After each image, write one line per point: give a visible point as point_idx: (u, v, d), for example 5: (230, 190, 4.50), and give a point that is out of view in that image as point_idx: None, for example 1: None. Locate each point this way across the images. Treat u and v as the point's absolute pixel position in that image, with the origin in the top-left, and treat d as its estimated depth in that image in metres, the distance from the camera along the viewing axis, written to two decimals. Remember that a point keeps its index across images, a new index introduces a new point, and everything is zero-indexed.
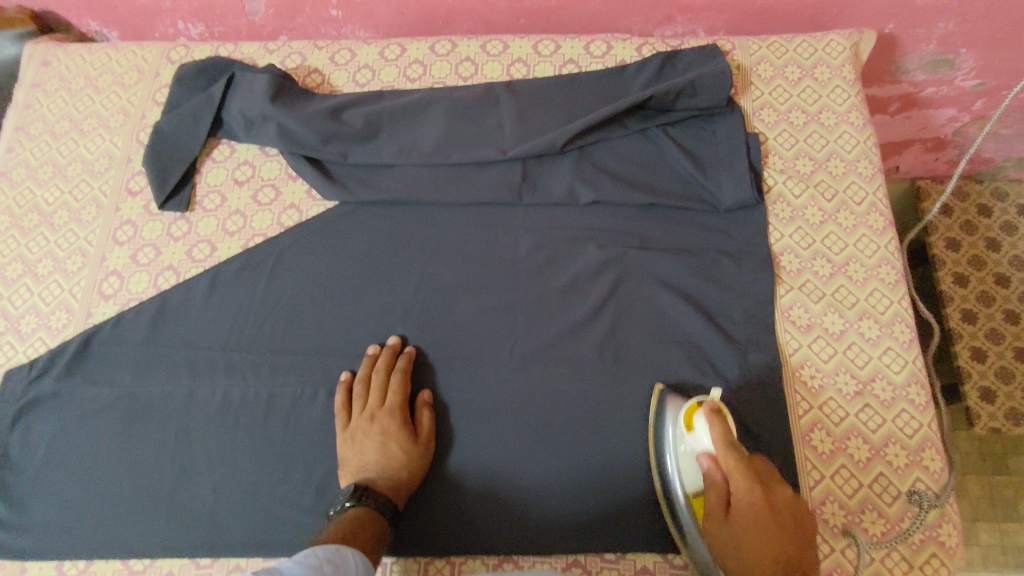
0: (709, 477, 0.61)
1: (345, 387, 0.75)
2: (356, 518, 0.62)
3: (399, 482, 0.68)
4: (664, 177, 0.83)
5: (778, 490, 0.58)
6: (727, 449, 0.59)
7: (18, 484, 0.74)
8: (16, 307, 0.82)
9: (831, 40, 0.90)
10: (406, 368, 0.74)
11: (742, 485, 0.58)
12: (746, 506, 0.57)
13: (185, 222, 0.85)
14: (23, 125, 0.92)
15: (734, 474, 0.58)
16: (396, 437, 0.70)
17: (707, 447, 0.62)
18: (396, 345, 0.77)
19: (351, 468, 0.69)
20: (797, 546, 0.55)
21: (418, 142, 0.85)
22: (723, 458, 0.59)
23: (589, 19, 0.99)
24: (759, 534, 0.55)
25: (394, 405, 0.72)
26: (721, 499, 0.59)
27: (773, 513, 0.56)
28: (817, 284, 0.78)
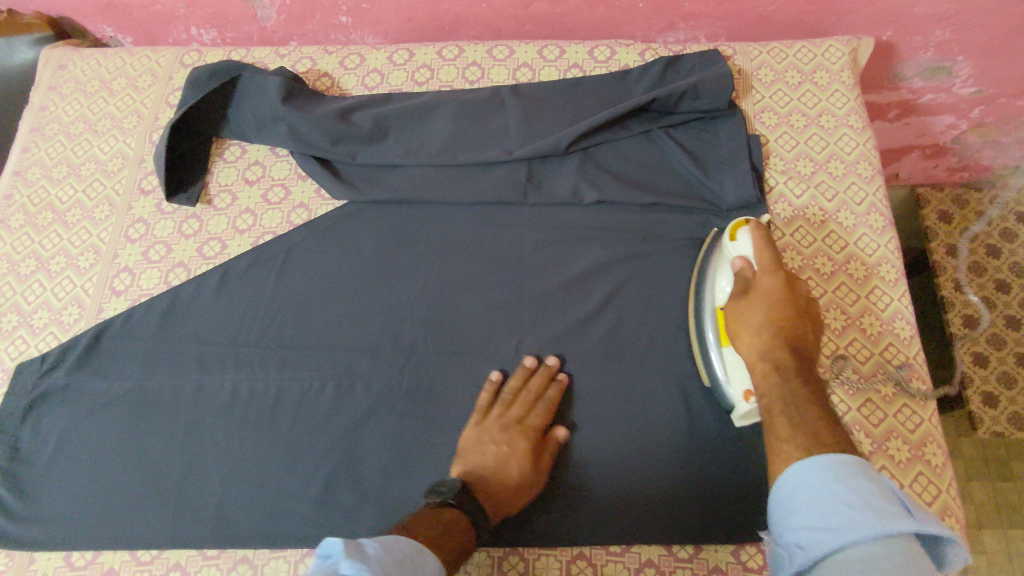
0: (739, 274, 0.69)
1: (493, 388, 0.74)
2: (451, 519, 0.61)
3: (502, 500, 0.67)
4: (667, 178, 0.85)
5: (801, 287, 0.67)
6: (767, 248, 0.68)
7: (28, 476, 0.75)
8: (29, 302, 0.83)
9: (830, 46, 0.92)
10: (557, 399, 0.73)
11: (771, 278, 0.66)
12: (766, 289, 0.66)
13: (196, 220, 0.87)
14: (38, 126, 0.94)
15: (766, 270, 0.67)
16: (522, 456, 0.69)
17: (746, 253, 0.70)
18: (554, 365, 0.75)
19: (465, 464, 0.69)
20: (802, 330, 0.63)
21: (425, 143, 0.87)
22: (761, 255, 0.68)
23: (593, 26, 1.01)
24: (774, 308, 0.64)
25: (534, 427, 0.71)
26: (745, 283, 0.68)
27: (791, 287, 0.66)
28: (818, 282, 0.79)
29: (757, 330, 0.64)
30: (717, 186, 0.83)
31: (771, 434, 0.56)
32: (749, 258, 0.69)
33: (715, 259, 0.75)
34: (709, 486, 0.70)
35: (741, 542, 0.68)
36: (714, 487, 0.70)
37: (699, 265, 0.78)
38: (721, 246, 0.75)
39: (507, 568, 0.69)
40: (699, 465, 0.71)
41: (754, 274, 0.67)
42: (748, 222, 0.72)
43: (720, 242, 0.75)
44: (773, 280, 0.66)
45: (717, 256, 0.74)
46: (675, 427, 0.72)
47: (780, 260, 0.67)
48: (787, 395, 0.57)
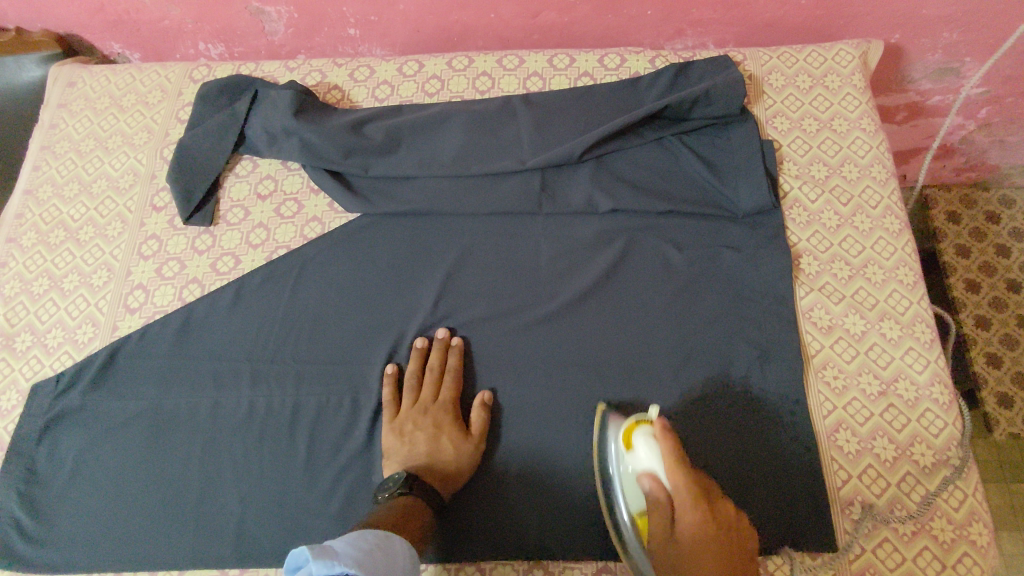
0: (651, 497, 0.59)
1: (393, 380, 0.76)
2: (405, 509, 0.64)
3: (447, 475, 0.70)
4: (682, 185, 0.85)
5: (718, 502, 0.60)
6: (677, 467, 0.59)
7: (46, 497, 0.74)
8: (42, 321, 0.82)
9: (840, 50, 0.91)
10: (458, 364, 0.76)
11: (691, 517, 0.57)
12: (687, 535, 0.57)
13: (209, 235, 0.86)
14: (48, 144, 0.93)
15: (683, 501, 0.58)
16: (448, 432, 0.72)
17: (651, 468, 0.61)
18: (445, 337, 0.78)
19: (396, 461, 0.71)
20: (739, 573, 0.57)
21: (437, 155, 0.87)
22: (675, 477, 0.58)
23: (602, 34, 1.01)
24: (709, 552, 0.57)
25: (446, 401, 0.74)
26: (664, 531, 0.59)
27: (719, 531, 0.58)
28: (835, 286, 0.79)
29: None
30: (731, 193, 0.83)
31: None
32: (657, 477, 0.60)
33: (613, 454, 0.67)
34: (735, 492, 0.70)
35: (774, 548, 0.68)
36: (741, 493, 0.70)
37: (597, 429, 0.72)
38: (616, 442, 0.67)
39: None
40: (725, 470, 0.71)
41: (665, 491, 0.59)
42: (644, 425, 0.65)
43: (615, 443, 0.67)
44: (694, 518, 0.57)
45: (615, 452, 0.67)
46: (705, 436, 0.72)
47: (694, 482, 0.58)
48: None
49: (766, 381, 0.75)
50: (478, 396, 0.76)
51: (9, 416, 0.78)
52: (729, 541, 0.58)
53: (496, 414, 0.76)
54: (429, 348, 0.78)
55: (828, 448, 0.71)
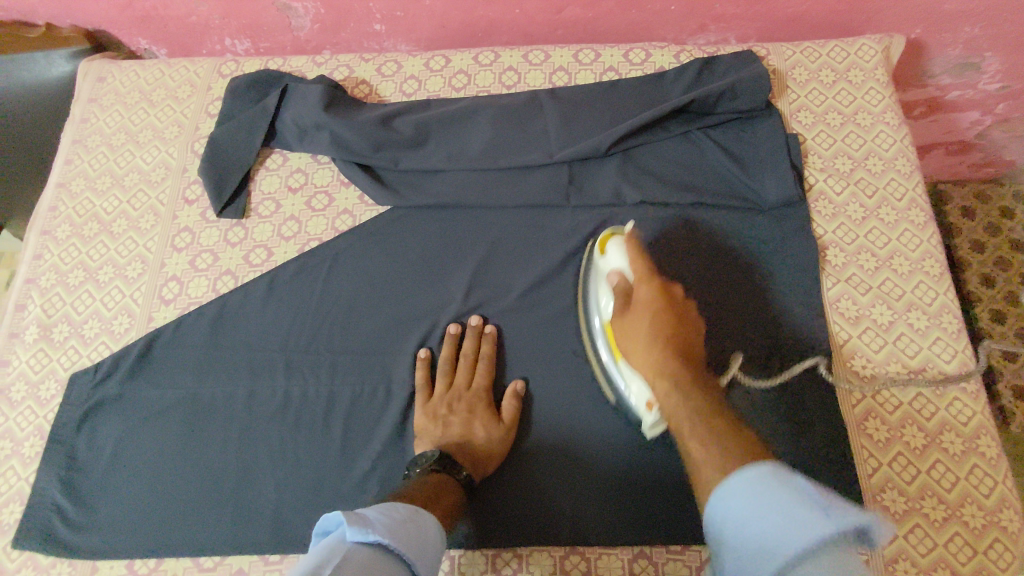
0: (617, 285, 0.70)
1: (426, 363, 0.78)
2: (439, 481, 0.65)
3: (478, 459, 0.72)
4: (708, 178, 0.86)
5: (674, 290, 0.69)
6: (638, 260, 0.71)
7: (86, 485, 0.76)
8: (79, 312, 0.84)
9: (863, 45, 0.92)
10: (492, 352, 0.78)
11: (645, 290, 0.68)
12: (642, 297, 0.68)
13: (242, 228, 0.87)
14: (80, 138, 0.94)
15: (642, 281, 0.69)
16: (481, 417, 0.74)
17: (619, 266, 0.71)
18: (478, 324, 0.80)
19: (429, 440, 0.73)
20: (688, 339, 0.64)
21: (466, 148, 0.88)
22: (636, 267, 0.70)
23: (625, 29, 1.02)
24: (656, 318, 0.65)
25: (480, 387, 0.76)
26: (624, 298, 0.69)
27: (672, 308, 0.67)
28: (862, 277, 0.80)
29: (648, 348, 0.64)
30: (758, 185, 0.84)
31: (689, 464, 0.52)
32: (624, 274, 0.71)
33: (591, 272, 0.78)
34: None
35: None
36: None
37: (581, 286, 0.80)
38: (591, 272, 0.77)
39: (570, 567, 0.70)
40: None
41: (630, 288, 0.69)
42: (617, 236, 0.75)
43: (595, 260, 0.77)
44: (649, 288, 0.68)
45: (594, 276, 0.76)
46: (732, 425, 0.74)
47: (652, 271, 0.70)
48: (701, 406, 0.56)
49: (795, 370, 0.76)
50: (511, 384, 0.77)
51: (48, 405, 0.79)
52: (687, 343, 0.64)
53: (529, 403, 0.77)
54: (463, 335, 0.80)
55: (857, 436, 0.73)
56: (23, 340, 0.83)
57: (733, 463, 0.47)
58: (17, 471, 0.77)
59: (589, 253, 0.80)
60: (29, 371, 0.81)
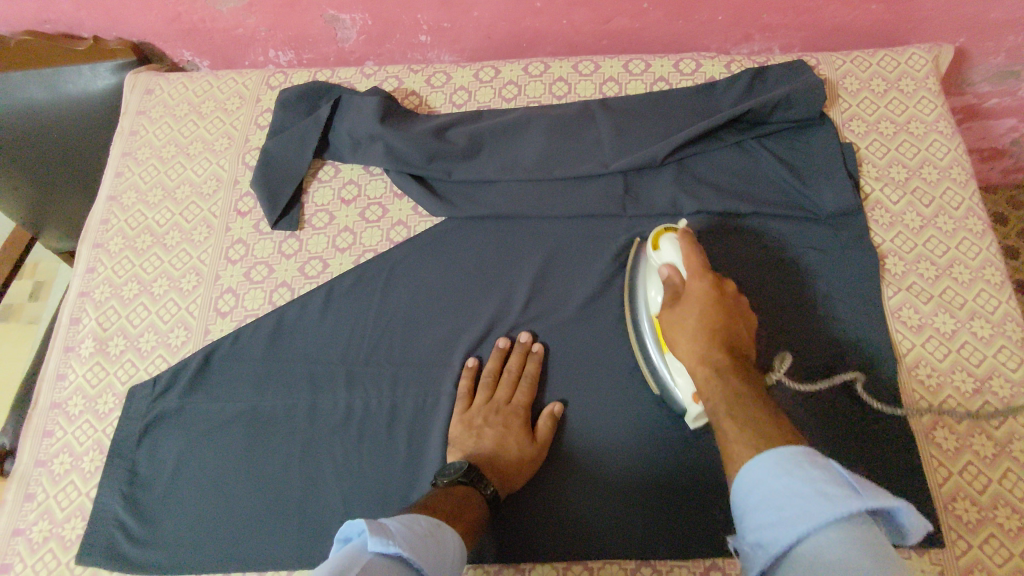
0: (669, 280, 0.69)
1: (471, 374, 0.78)
2: (465, 496, 0.64)
3: (506, 474, 0.70)
4: (764, 188, 0.86)
5: (727, 287, 0.67)
6: (692, 253, 0.68)
7: (148, 500, 0.75)
8: (135, 325, 0.83)
9: (912, 54, 0.93)
10: (537, 372, 0.77)
11: (698, 279, 0.66)
12: (693, 291, 0.65)
13: (296, 239, 0.87)
14: (130, 151, 0.95)
15: (695, 273, 0.66)
16: (516, 435, 0.73)
17: (672, 260, 0.69)
18: (527, 342, 0.79)
19: (462, 450, 0.73)
20: (739, 343, 0.62)
21: (519, 159, 0.88)
22: (688, 261, 0.68)
23: (670, 40, 1.02)
24: (705, 310, 0.63)
25: (519, 404, 0.75)
26: (676, 291, 0.68)
27: (722, 301, 0.64)
28: (923, 286, 0.80)
29: (692, 338, 0.63)
30: (814, 194, 0.84)
31: (721, 440, 0.55)
32: (674, 266, 0.69)
33: (642, 271, 0.76)
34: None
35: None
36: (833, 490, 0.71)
37: (631, 270, 0.79)
38: (648, 259, 0.75)
39: None
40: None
41: (680, 278, 0.68)
42: (670, 232, 0.73)
43: (646, 255, 0.76)
44: (701, 284, 0.65)
45: (645, 269, 0.75)
46: (791, 433, 0.73)
47: (705, 264, 0.67)
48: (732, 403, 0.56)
49: (861, 378, 0.75)
50: (550, 405, 0.76)
51: (107, 419, 0.79)
52: (733, 321, 0.63)
53: (563, 424, 0.76)
54: (510, 350, 0.80)
55: (926, 445, 0.72)
56: (80, 354, 0.82)
57: (770, 441, 0.50)
58: (77, 486, 0.76)
59: (641, 245, 0.80)
60: (86, 385, 0.81)
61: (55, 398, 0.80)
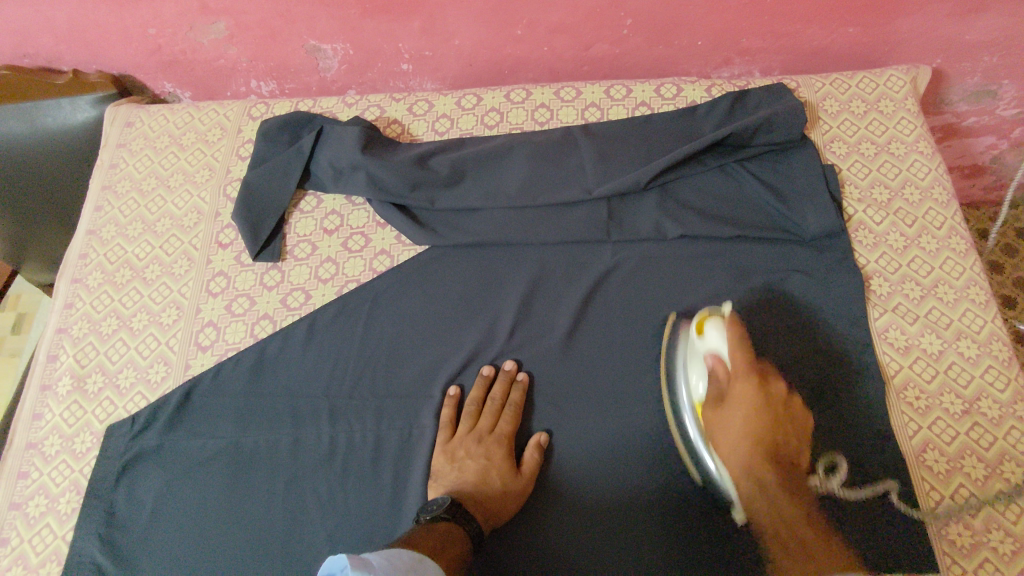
0: (713, 371, 0.71)
1: (454, 403, 0.77)
2: (447, 530, 0.63)
3: (490, 508, 0.69)
4: (747, 211, 0.86)
5: (772, 382, 0.70)
6: (739, 351, 0.70)
7: (126, 542, 0.73)
8: (113, 361, 0.82)
9: (890, 76, 0.94)
10: (521, 400, 0.76)
11: (749, 389, 0.69)
12: (741, 395, 0.69)
13: (278, 270, 0.86)
14: (110, 184, 0.94)
15: (742, 380, 0.69)
16: (499, 466, 0.72)
17: (717, 348, 0.71)
18: (511, 370, 0.78)
19: (445, 482, 0.72)
20: (790, 460, 0.66)
21: (503, 186, 0.87)
22: (734, 357, 0.70)
23: (650, 65, 1.03)
24: (758, 417, 0.67)
25: (503, 434, 0.74)
26: (721, 393, 0.70)
27: (773, 411, 0.68)
28: (908, 306, 0.80)
29: (736, 445, 0.67)
30: (798, 217, 0.84)
31: None
32: (721, 358, 0.71)
33: (682, 352, 0.75)
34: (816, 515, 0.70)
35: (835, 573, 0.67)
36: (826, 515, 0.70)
37: (665, 354, 0.77)
38: (685, 345, 0.75)
39: None
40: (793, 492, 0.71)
41: (729, 371, 0.70)
42: (713, 316, 0.74)
43: (683, 337, 0.76)
44: (745, 386, 0.69)
45: (685, 356, 0.74)
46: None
47: (750, 361, 0.70)
48: (781, 514, 0.62)
49: (850, 401, 0.75)
50: (535, 435, 0.75)
51: (84, 459, 0.77)
52: (780, 453, 0.66)
53: (549, 453, 0.75)
54: (494, 378, 0.79)
55: (917, 468, 0.71)
56: (56, 392, 0.81)
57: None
58: (52, 529, 0.74)
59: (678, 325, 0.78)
60: (62, 424, 0.79)
61: (30, 438, 0.79)
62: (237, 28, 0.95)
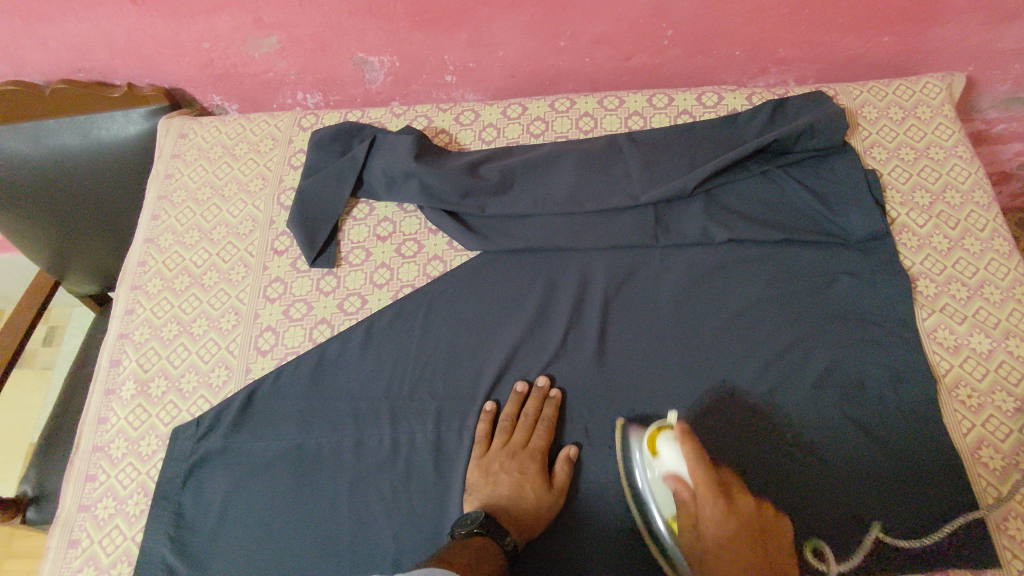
0: (679, 498, 0.63)
1: (489, 418, 0.78)
2: (482, 546, 0.64)
3: (522, 522, 0.70)
4: (792, 215, 0.87)
5: (740, 501, 0.62)
6: (698, 460, 0.63)
7: (195, 541, 0.74)
8: (175, 365, 0.84)
9: (926, 83, 0.96)
10: (554, 415, 0.77)
11: (714, 515, 0.60)
12: (713, 530, 0.59)
13: (334, 277, 0.88)
14: (166, 194, 0.97)
15: (704, 509, 0.61)
16: (533, 480, 0.73)
17: (674, 467, 0.66)
18: (544, 387, 0.79)
19: (479, 494, 0.73)
20: (767, 549, 0.58)
21: (552, 192, 0.89)
22: (694, 477, 0.62)
23: (688, 74, 1.05)
24: (728, 542, 0.58)
25: (537, 448, 0.75)
26: (689, 517, 0.62)
27: (742, 518, 0.60)
28: (956, 307, 0.81)
29: (715, 560, 0.58)
30: (843, 220, 0.85)
31: None
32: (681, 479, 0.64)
33: (644, 468, 0.71)
34: (859, 516, 0.71)
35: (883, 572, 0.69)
36: (851, 529, 0.70)
37: (625, 469, 0.75)
38: (642, 452, 0.72)
39: None
40: (819, 504, 0.72)
41: (693, 496, 0.62)
42: (667, 431, 0.69)
43: (642, 444, 0.72)
44: (716, 510, 0.60)
45: (642, 460, 0.72)
46: (816, 455, 0.74)
47: (710, 476, 0.62)
48: None
49: (901, 399, 0.76)
50: (565, 448, 0.76)
51: (151, 461, 0.78)
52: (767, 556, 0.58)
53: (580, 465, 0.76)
54: (527, 395, 0.79)
55: (973, 465, 0.72)
56: (121, 396, 0.82)
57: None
58: (121, 530, 0.75)
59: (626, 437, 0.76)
60: (128, 427, 0.81)
61: (97, 441, 0.80)
62: (289, 42, 0.98)
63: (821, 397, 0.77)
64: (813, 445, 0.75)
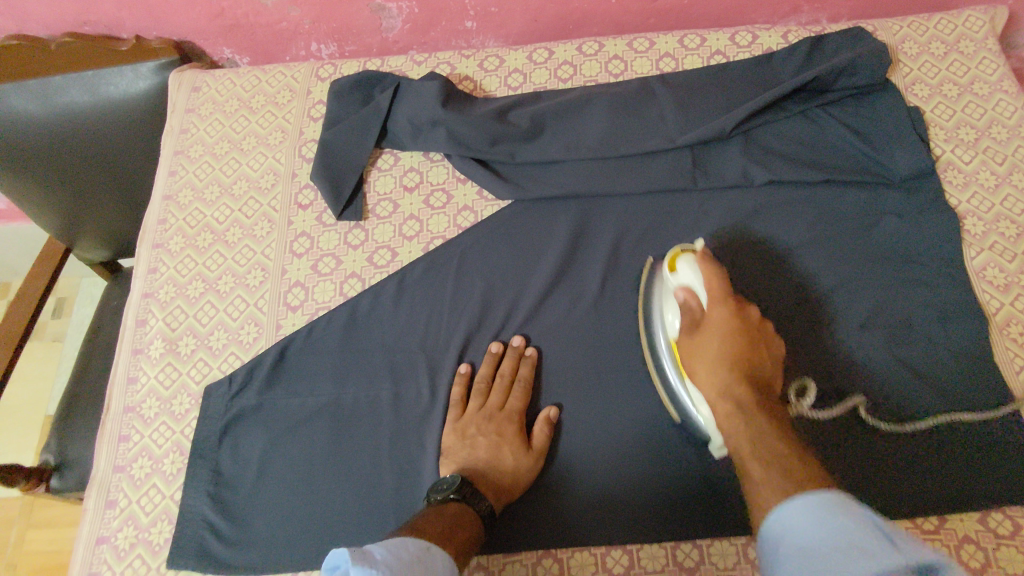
0: (686, 305, 0.68)
1: (464, 381, 0.76)
2: (458, 512, 0.62)
3: (501, 487, 0.68)
4: (833, 155, 0.85)
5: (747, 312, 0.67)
6: (713, 276, 0.67)
7: (236, 499, 0.73)
8: (203, 324, 0.82)
9: (968, 16, 0.92)
10: (530, 376, 0.75)
11: (721, 309, 0.66)
12: (715, 318, 0.65)
13: (362, 230, 0.86)
14: (182, 149, 0.93)
15: (715, 300, 0.66)
16: (511, 442, 0.71)
17: (689, 282, 0.69)
18: (520, 345, 0.77)
19: (457, 460, 0.71)
20: (756, 361, 0.63)
21: (584, 137, 0.86)
22: (708, 283, 0.67)
23: (718, 15, 1.01)
24: (727, 340, 0.64)
25: (514, 410, 0.73)
26: (694, 319, 0.67)
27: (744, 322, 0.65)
28: (1005, 244, 0.79)
29: (713, 367, 0.63)
30: (887, 158, 0.83)
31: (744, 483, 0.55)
32: (693, 292, 0.68)
33: (659, 292, 0.74)
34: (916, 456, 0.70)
35: (946, 509, 0.67)
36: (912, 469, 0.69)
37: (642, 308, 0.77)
38: (660, 296, 0.74)
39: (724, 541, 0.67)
40: (853, 455, 0.70)
41: (705, 314, 0.67)
42: (687, 252, 0.72)
43: (662, 275, 0.74)
44: (722, 311, 0.66)
45: (660, 297, 0.74)
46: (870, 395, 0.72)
47: (726, 287, 0.67)
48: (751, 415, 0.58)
49: (951, 338, 0.74)
50: (545, 409, 0.74)
51: (185, 420, 0.77)
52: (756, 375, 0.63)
53: (620, 413, 0.74)
54: (503, 354, 0.77)
55: None
56: (149, 355, 0.80)
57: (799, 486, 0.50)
58: (160, 489, 0.74)
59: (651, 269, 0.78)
60: (159, 386, 0.79)
61: (127, 402, 0.78)
62: None
63: (859, 341, 0.75)
64: (865, 385, 0.73)
